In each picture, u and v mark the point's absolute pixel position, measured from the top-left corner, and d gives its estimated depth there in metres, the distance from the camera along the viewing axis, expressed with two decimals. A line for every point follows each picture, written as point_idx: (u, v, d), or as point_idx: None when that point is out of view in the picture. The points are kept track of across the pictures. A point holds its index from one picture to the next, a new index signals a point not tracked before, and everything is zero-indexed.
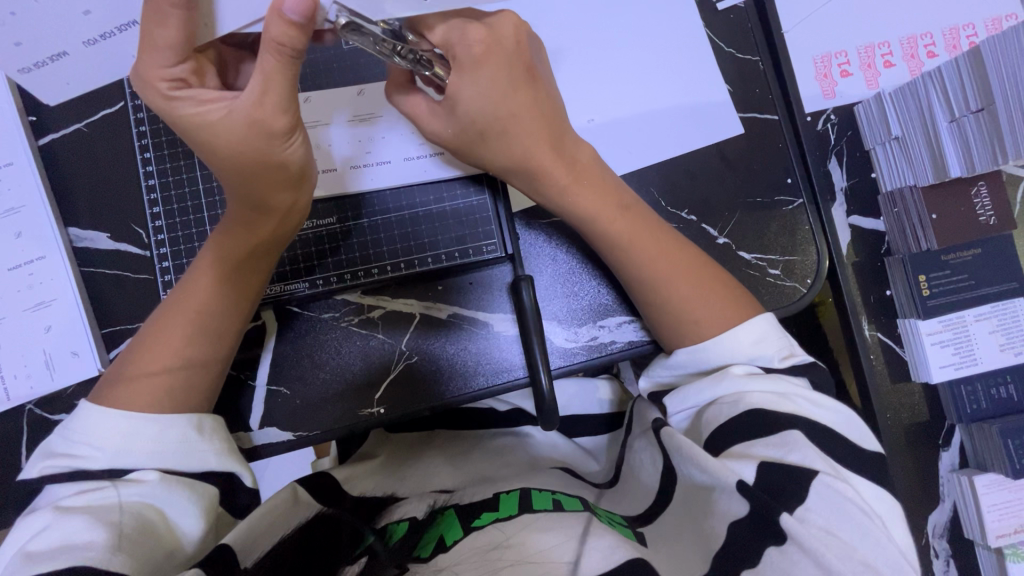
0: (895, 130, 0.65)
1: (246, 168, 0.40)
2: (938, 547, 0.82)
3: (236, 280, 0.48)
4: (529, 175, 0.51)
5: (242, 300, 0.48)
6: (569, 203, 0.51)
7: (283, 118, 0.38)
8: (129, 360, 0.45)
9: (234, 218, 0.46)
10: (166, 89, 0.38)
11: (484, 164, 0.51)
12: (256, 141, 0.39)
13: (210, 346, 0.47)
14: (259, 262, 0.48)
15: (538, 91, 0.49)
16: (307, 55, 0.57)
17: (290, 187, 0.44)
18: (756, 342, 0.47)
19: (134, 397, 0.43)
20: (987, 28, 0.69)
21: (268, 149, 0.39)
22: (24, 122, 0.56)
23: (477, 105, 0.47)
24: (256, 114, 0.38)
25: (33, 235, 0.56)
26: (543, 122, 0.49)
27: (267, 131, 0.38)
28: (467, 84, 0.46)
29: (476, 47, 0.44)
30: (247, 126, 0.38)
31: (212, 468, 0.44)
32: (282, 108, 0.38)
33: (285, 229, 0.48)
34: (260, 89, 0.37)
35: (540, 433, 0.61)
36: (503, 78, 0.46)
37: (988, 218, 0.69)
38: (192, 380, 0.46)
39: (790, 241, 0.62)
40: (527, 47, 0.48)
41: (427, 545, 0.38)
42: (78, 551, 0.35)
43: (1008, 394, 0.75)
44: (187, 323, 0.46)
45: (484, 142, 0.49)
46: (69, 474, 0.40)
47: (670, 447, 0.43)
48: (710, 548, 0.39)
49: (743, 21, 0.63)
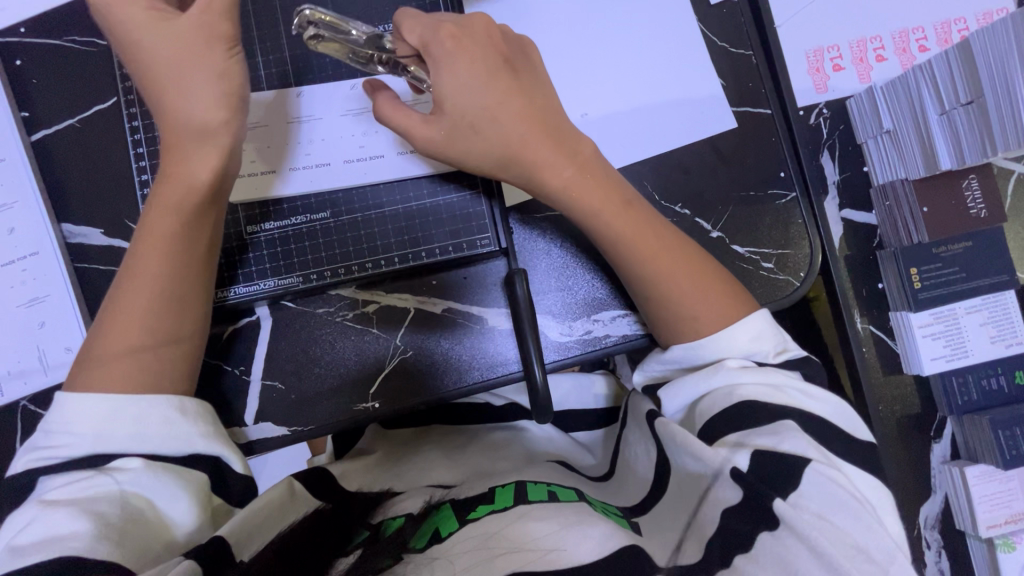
0: (886, 122, 0.67)
1: (189, 87, 0.44)
2: (930, 539, 0.83)
3: (189, 236, 0.47)
4: (521, 169, 0.50)
5: (199, 266, 0.48)
6: (575, 199, 0.50)
7: (223, 26, 0.44)
8: (92, 345, 0.45)
9: (173, 166, 0.46)
10: (119, 13, 0.44)
11: (487, 167, 0.50)
12: (201, 49, 0.44)
13: (174, 316, 0.46)
14: (208, 220, 0.48)
15: (524, 81, 0.50)
16: (299, 48, 0.57)
17: (228, 110, 0.46)
18: (753, 339, 0.47)
19: (106, 377, 0.43)
20: (979, 22, 0.69)
21: (209, 59, 0.44)
22: (17, 118, 0.56)
23: (456, 101, 0.47)
24: (201, 23, 0.44)
25: (26, 231, 0.56)
26: (528, 111, 0.49)
27: (209, 36, 0.44)
28: (444, 76, 0.47)
29: (447, 41, 0.46)
30: (192, 34, 0.44)
31: (199, 451, 0.44)
32: (227, 16, 0.44)
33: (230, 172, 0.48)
34: (205, 1, 0.44)
35: (535, 427, 0.62)
36: (478, 69, 0.47)
37: (980, 211, 0.70)
38: (157, 348, 0.45)
39: (782, 234, 0.62)
40: (501, 41, 0.50)
41: (423, 536, 0.38)
42: (63, 542, 0.35)
43: (999, 386, 0.76)
44: (145, 291, 0.45)
45: (472, 138, 0.49)
46: (57, 466, 0.40)
47: (665, 437, 0.44)
48: (703, 535, 0.39)
49: (736, 15, 0.63)
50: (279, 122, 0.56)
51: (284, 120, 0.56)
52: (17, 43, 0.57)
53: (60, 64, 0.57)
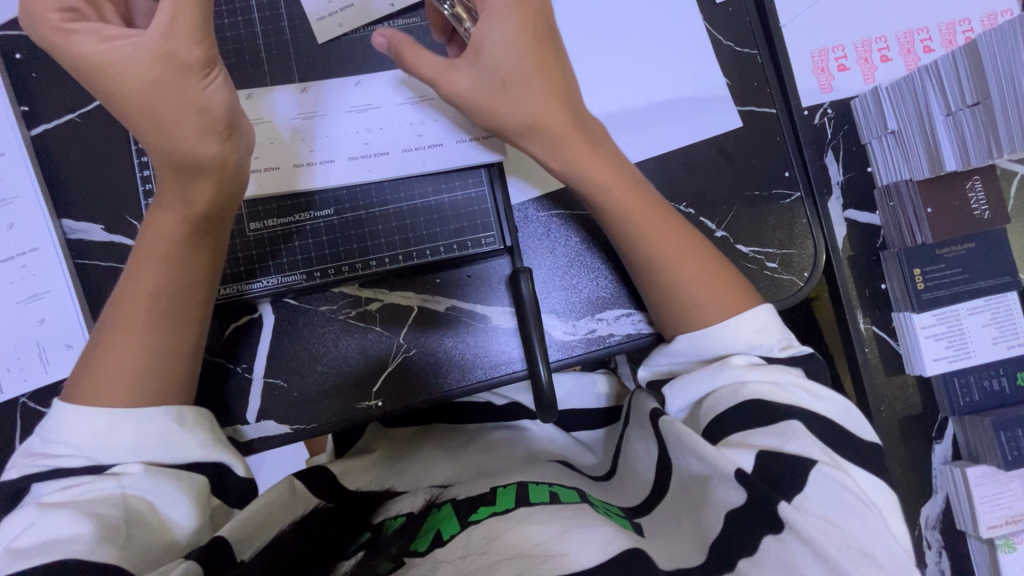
0: (891, 122, 0.66)
1: (174, 118, 0.43)
2: (930, 539, 0.83)
3: (184, 255, 0.46)
4: (543, 139, 0.50)
5: (199, 281, 0.47)
6: (583, 170, 0.50)
7: (195, 49, 0.41)
8: (89, 364, 0.44)
9: (165, 186, 0.46)
10: (58, 21, 0.40)
11: (502, 126, 0.50)
12: (171, 75, 0.42)
13: (174, 329, 0.46)
14: (206, 241, 0.48)
15: (556, 53, 0.49)
16: (303, 44, 0.57)
17: (215, 135, 0.44)
18: (755, 331, 0.47)
19: (104, 391, 0.42)
20: (983, 23, 0.69)
21: (184, 84, 0.42)
22: (16, 113, 0.56)
23: (496, 53, 0.47)
24: (167, 46, 0.41)
25: (26, 227, 0.55)
26: (555, 84, 0.49)
27: (178, 61, 0.41)
28: (494, 28, 0.46)
29: None
30: (159, 59, 0.41)
31: (197, 459, 0.43)
32: (196, 39, 0.41)
33: (226, 194, 0.47)
34: (167, 20, 0.40)
35: (537, 426, 0.61)
36: (528, 32, 0.47)
37: (983, 213, 0.70)
38: (162, 365, 0.44)
39: (787, 234, 0.62)
40: (551, 13, 0.49)
41: (425, 538, 0.38)
42: (64, 545, 0.35)
43: (1001, 387, 0.76)
44: (142, 308, 0.45)
45: (502, 99, 0.48)
46: (50, 472, 0.40)
47: (671, 435, 0.43)
48: (706, 538, 0.39)
49: (741, 14, 0.63)
50: (281, 117, 0.55)
51: (286, 116, 0.56)
52: (16, 37, 0.56)
53: (60, 58, 0.56)
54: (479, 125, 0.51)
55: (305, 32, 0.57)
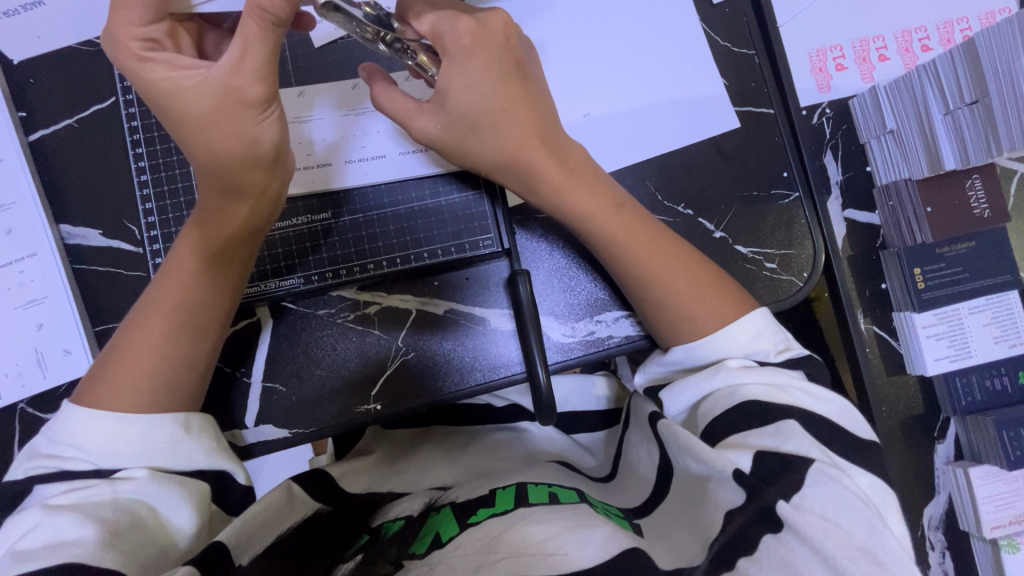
0: (889, 122, 0.66)
1: (222, 144, 0.42)
2: (933, 539, 0.83)
3: (212, 272, 0.46)
4: (520, 172, 0.50)
5: (223, 298, 0.47)
6: (568, 201, 0.50)
7: (257, 87, 0.40)
8: (106, 365, 0.44)
9: (206, 203, 0.45)
10: (138, 49, 0.40)
11: (477, 164, 0.50)
12: (231, 109, 0.40)
13: (193, 344, 0.46)
14: (234, 258, 0.47)
15: (528, 87, 0.49)
16: (300, 48, 0.57)
17: (262, 168, 0.44)
18: (752, 337, 0.47)
19: (116, 396, 0.42)
20: (980, 22, 0.69)
21: (243, 121, 0.41)
22: (14, 118, 0.56)
23: (463, 100, 0.47)
24: (231, 81, 0.39)
25: (24, 232, 0.55)
26: (529, 118, 0.49)
27: (240, 98, 0.40)
28: (456, 76, 0.46)
29: (464, 38, 0.45)
30: (221, 93, 0.40)
31: (201, 467, 0.43)
32: (258, 76, 0.39)
33: (261, 219, 0.47)
34: (237, 56, 0.39)
35: (537, 428, 0.61)
36: (492, 71, 0.47)
37: (983, 212, 0.69)
38: (176, 379, 0.44)
39: (786, 235, 0.62)
40: (517, 42, 0.48)
41: (424, 540, 0.38)
42: (66, 548, 0.35)
43: (1003, 386, 0.76)
44: (163, 319, 0.45)
45: (474, 139, 0.49)
46: (54, 475, 0.40)
47: (669, 438, 0.43)
48: (706, 537, 0.38)
49: (738, 14, 0.63)
50: None
51: (283, 120, 0.56)
52: (14, 44, 0.56)
53: (57, 62, 0.56)
54: (455, 163, 0.52)
55: (302, 36, 0.57)
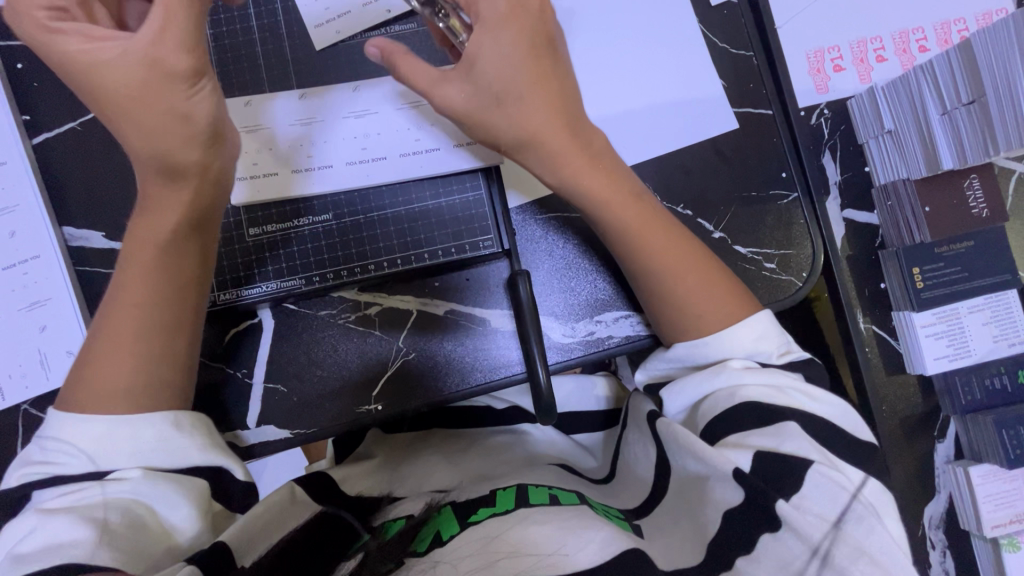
0: (887, 122, 0.67)
1: (153, 119, 0.42)
2: (934, 539, 0.83)
3: (168, 259, 0.46)
4: (542, 151, 0.49)
5: (183, 287, 0.47)
6: (583, 183, 0.50)
7: (183, 58, 0.41)
8: (80, 372, 0.44)
9: (148, 191, 0.45)
10: (44, 19, 0.40)
11: (499, 140, 0.49)
12: (155, 79, 0.41)
13: (161, 338, 0.45)
14: (190, 244, 0.47)
15: (557, 68, 0.49)
16: (300, 51, 0.57)
17: (199, 144, 0.44)
18: (755, 339, 0.47)
19: (102, 400, 0.42)
20: (978, 22, 0.69)
21: (169, 93, 0.41)
22: (18, 122, 0.56)
23: (492, 66, 0.47)
24: (154, 52, 0.40)
25: (28, 234, 0.56)
26: (554, 96, 0.49)
27: (165, 69, 0.41)
28: (488, 44, 0.46)
29: (501, 5, 0.46)
30: (145, 64, 0.41)
31: (197, 463, 0.43)
32: (185, 47, 0.41)
33: (209, 200, 0.47)
34: (160, 25, 0.40)
35: (538, 429, 0.61)
36: (522, 42, 0.47)
37: (981, 211, 0.70)
38: (149, 375, 0.44)
39: (785, 234, 0.62)
40: (552, 19, 0.49)
41: (425, 539, 0.38)
42: (63, 550, 0.35)
43: (1003, 385, 0.76)
44: (130, 315, 0.45)
45: (497, 111, 0.48)
46: (47, 481, 0.40)
47: (668, 437, 0.43)
48: (704, 536, 0.39)
49: (736, 15, 0.63)
50: (280, 123, 0.56)
51: (284, 122, 0.56)
52: (18, 47, 0.57)
53: None
54: (475, 138, 0.51)
55: (303, 39, 0.57)
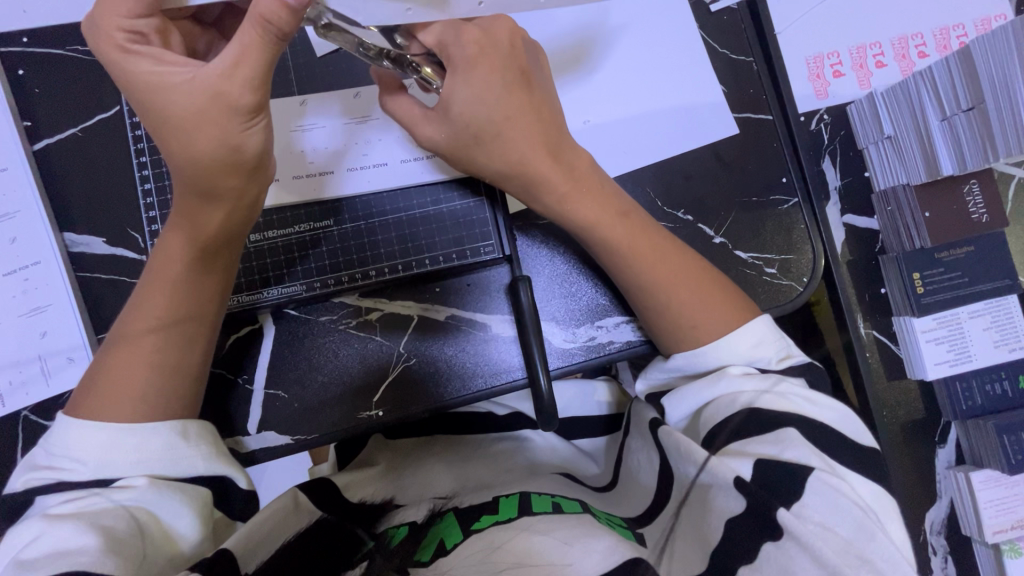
0: (887, 128, 0.67)
1: (199, 145, 0.40)
2: (935, 545, 0.83)
3: (190, 279, 0.46)
4: (527, 180, 0.50)
5: (204, 305, 0.47)
6: (573, 211, 0.51)
7: (247, 95, 0.38)
8: (98, 374, 0.44)
9: (184, 207, 0.45)
10: (122, 40, 0.39)
11: (480, 172, 0.51)
12: (220, 115, 0.39)
13: (179, 351, 0.46)
14: (212, 262, 0.47)
15: (535, 96, 0.49)
16: (301, 57, 0.57)
17: (238, 173, 0.43)
18: (754, 345, 0.47)
19: (113, 410, 0.42)
20: (976, 28, 0.70)
21: (228, 127, 0.40)
22: (20, 128, 0.56)
23: (466, 109, 0.47)
24: (221, 86, 0.38)
25: (28, 240, 0.56)
26: (534, 123, 0.49)
27: (228, 104, 0.39)
28: (459, 86, 0.46)
29: (469, 48, 0.45)
30: (209, 96, 0.39)
31: (201, 473, 0.43)
32: (252, 85, 0.38)
33: (238, 221, 0.46)
34: (234, 59, 0.38)
35: (539, 436, 0.61)
36: (494, 81, 0.47)
37: (981, 216, 0.70)
38: (165, 388, 0.44)
39: (786, 240, 0.62)
40: (521, 50, 0.48)
41: (429, 547, 0.39)
42: (71, 557, 0.34)
43: (1003, 390, 0.76)
44: (149, 330, 0.45)
45: (477, 147, 0.49)
46: (54, 485, 0.40)
47: (669, 446, 0.43)
48: (707, 545, 0.39)
49: (736, 23, 0.63)
50: (280, 130, 0.56)
51: (285, 128, 0.56)
52: (20, 53, 0.57)
53: (61, 72, 0.57)
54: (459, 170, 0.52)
55: (304, 45, 0.58)
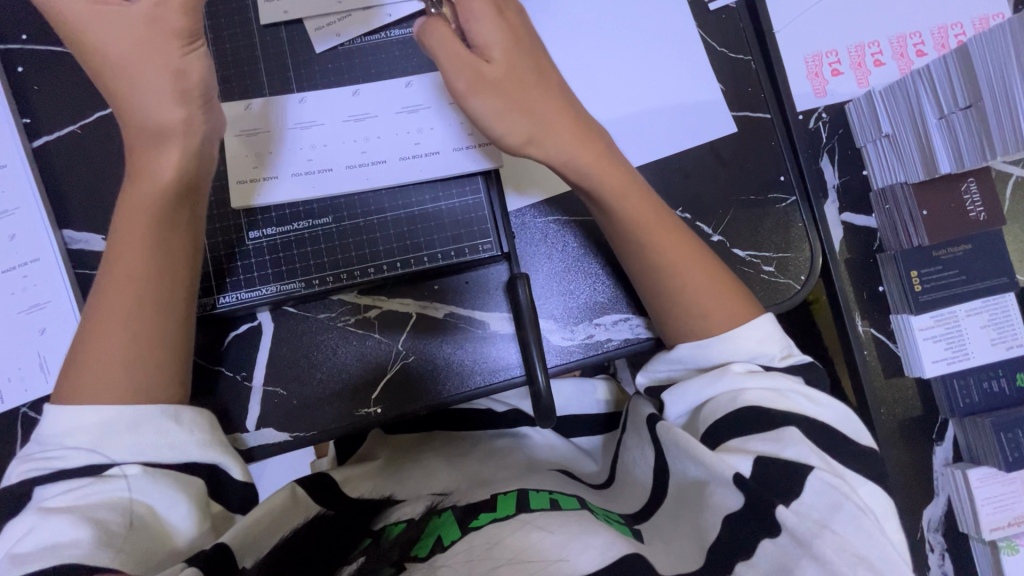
0: (886, 126, 0.67)
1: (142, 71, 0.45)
2: (933, 542, 0.83)
3: (156, 239, 0.47)
4: (546, 143, 0.49)
5: (176, 268, 0.47)
6: (595, 175, 0.50)
7: (183, 18, 0.45)
8: (76, 354, 0.44)
9: (139, 158, 0.47)
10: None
11: (506, 133, 0.49)
12: (148, 33, 0.45)
13: (154, 317, 0.45)
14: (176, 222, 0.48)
15: (550, 69, 0.51)
16: (300, 55, 0.58)
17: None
18: (758, 341, 0.48)
19: (98, 376, 0.42)
20: (975, 27, 0.70)
21: (169, 48, 0.45)
22: (19, 125, 0.56)
23: (501, 55, 0.48)
24: (154, 16, 0.45)
25: (27, 238, 0.56)
26: (552, 91, 0.50)
27: (161, 27, 0.45)
28: (490, 32, 0.48)
29: (492, 3, 0.49)
30: (147, 24, 0.45)
31: (193, 459, 0.43)
32: (182, 11, 0.45)
33: (191, 167, 0.48)
34: (138, 13, 0.44)
35: (537, 433, 0.61)
36: (515, 37, 0.49)
37: (978, 215, 0.70)
38: (145, 357, 0.44)
39: (783, 237, 0.62)
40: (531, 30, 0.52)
41: (427, 543, 0.38)
42: (63, 550, 0.35)
43: (1001, 388, 0.76)
44: (123, 297, 0.45)
45: (499, 100, 0.48)
46: (48, 475, 0.39)
47: (669, 441, 0.43)
48: (705, 541, 0.39)
49: (734, 21, 0.63)
50: (279, 128, 0.56)
51: (284, 125, 0.56)
52: (19, 51, 0.57)
53: (60, 70, 0.57)
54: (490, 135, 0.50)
55: (303, 43, 0.58)
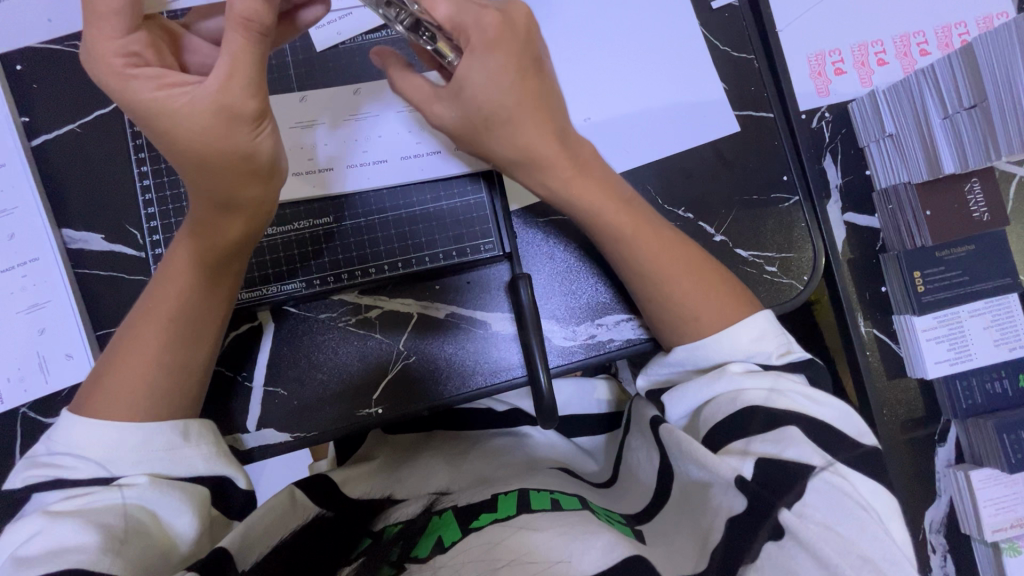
0: (889, 126, 0.66)
1: (213, 159, 0.40)
2: (935, 543, 0.83)
3: (200, 286, 0.46)
4: (535, 167, 0.50)
5: (215, 304, 0.47)
6: (574, 194, 0.50)
7: (252, 102, 0.39)
8: (101, 376, 0.44)
9: (200, 218, 0.45)
10: (120, 66, 0.38)
11: (495, 156, 0.50)
12: (225, 126, 0.39)
13: (188, 349, 0.46)
14: (224, 271, 0.47)
15: (544, 85, 0.48)
16: (300, 54, 0.57)
17: (258, 180, 0.43)
18: (754, 340, 0.47)
19: (117, 409, 0.42)
20: (978, 26, 0.70)
21: (236, 135, 0.40)
22: (18, 123, 0.56)
23: (482, 91, 0.46)
24: (223, 99, 0.38)
25: (26, 237, 0.56)
26: (541, 113, 0.48)
27: (234, 116, 0.39)
28: (476, 69, 0.44)
29: (489, 30, 0.43)
30: (213, 111, 0.38)
31: (202, 472, 0.43)
32: (251, 91, 0.38)
33: (254, 227, 0.47)
34: (225, 74, 0.38)
35: (538, 433, 0.61)
36: (511, 66, 0.45)
37: (982, 214, 0.70)
38: (178, 387, 0.45)
39: (786, 238, 0.62)
40: (535, 39, 0.47)
41: (427, 543, 0.39)
42: (70, 554, 0.34)
43: (1004, 389, 0.76)
44: (159, 332, 0.45)
45: (489, 130, 0.48)
46: (51, 482, 0.39)
47: (670, 443, 0.43)
48: (707, 543, 0.39)
49: (738, 20, 0.63)
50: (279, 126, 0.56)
51: (285, 124, 0.56)
52: (17, 48, 0.56)
53: (59, 68, 0.57)
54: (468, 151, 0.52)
55: (304, 41, 0.57)
